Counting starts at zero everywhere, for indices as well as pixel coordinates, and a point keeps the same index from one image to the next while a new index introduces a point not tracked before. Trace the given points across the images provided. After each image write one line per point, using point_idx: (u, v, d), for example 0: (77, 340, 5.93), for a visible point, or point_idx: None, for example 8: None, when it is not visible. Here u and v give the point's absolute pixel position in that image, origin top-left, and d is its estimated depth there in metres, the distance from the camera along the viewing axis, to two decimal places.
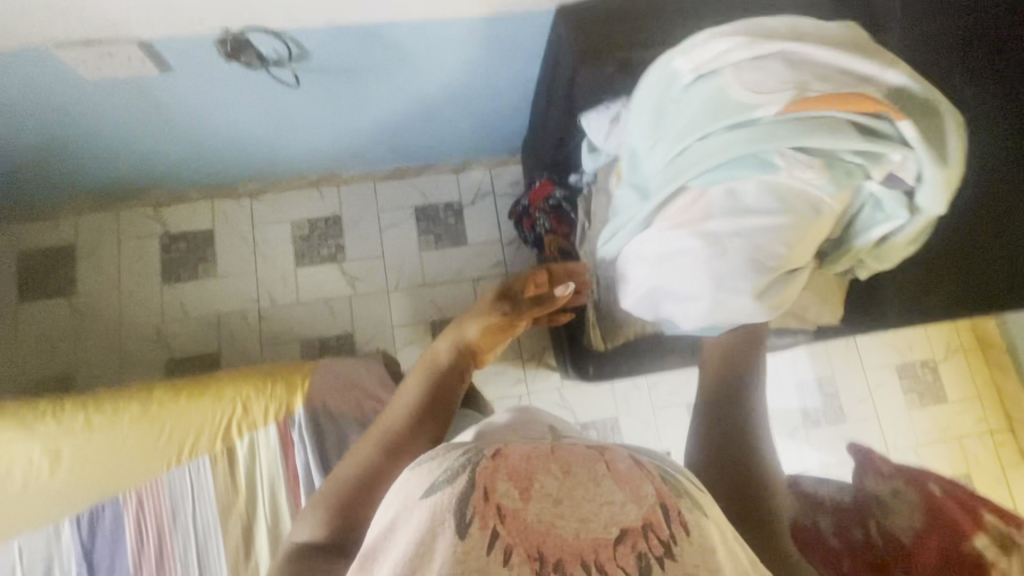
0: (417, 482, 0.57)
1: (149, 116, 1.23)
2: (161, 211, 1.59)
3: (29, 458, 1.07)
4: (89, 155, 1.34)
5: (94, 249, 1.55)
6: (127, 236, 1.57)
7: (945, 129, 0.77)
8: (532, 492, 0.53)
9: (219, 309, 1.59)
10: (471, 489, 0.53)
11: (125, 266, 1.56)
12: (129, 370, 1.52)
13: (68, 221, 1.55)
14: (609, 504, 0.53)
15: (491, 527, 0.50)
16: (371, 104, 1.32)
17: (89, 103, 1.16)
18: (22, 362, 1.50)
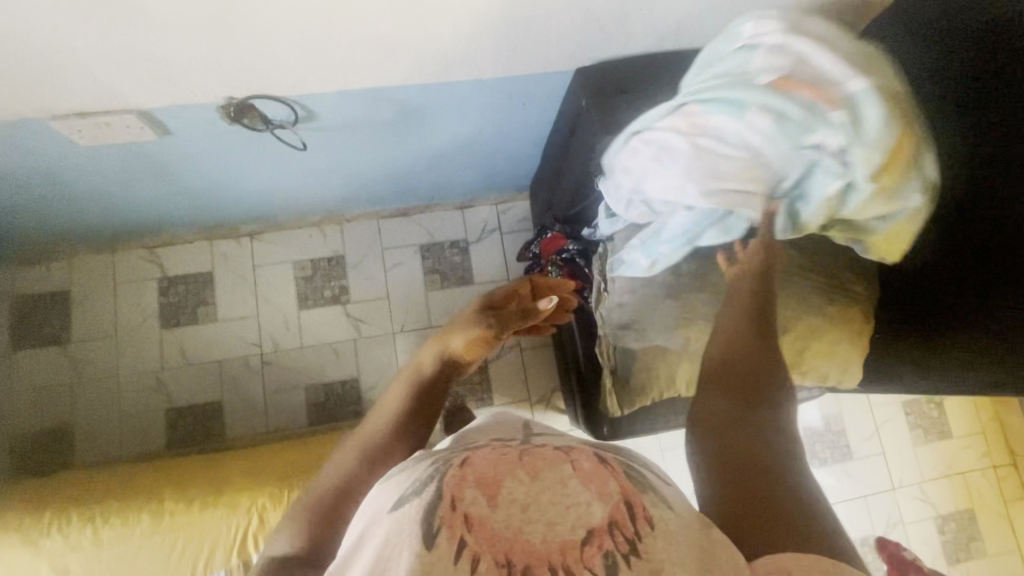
0: (388, 495, 0.55)
1: (148, 171, 1.17)
2: (158, 253, 1.54)
3: None
4: (85, 205, 1.29)
5: (90, 293, 1.51)
6: (126, 282, 1.52)
7: (889, 112, 0.73)
8: (498, 498, 0.50)
9: (220, 356, 1.53)
10: (438, 497, 0.50)
11: (124, 313, 1.52)
12: (128, 421, 1.47)
13: (65, 267, 1.50)
14: (576, 504, 0.50)
15: (458, 538, 0.47)
16: (375, 149, 1.25)
17: (86, 163, 1.10)
18: (18, 413, 1.45)
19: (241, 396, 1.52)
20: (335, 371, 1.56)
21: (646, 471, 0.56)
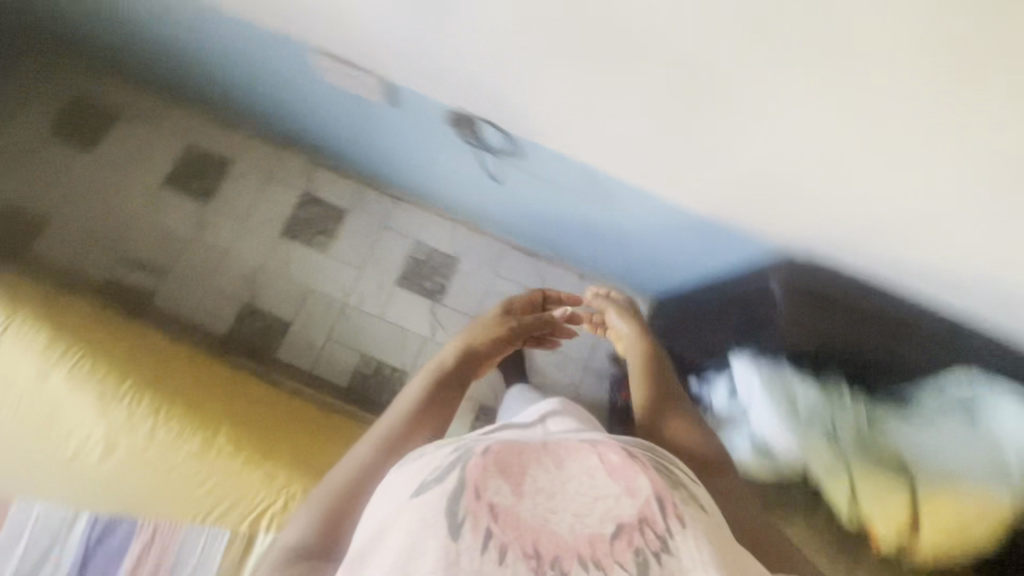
0: (408, 482, 0.61)
1: (354, 123, 1.24)
2: (314, 172, 1.64)
3: (89, 432, 0.93)
4: (289, 118, 1.41)
5: (245, 173, 1.63)
6: (277, 181, 1.63)
7: (864, 492, 1.00)
8: (524, 488, 0.57)
9: (310, 285, 1.59)
10: (462, 487, 0.57)
11: (261, 205, 1.62)
12: (208, 295, 1.55)
13: (241, 139, 1.65)
14: (605, 498, 0.58)
15: (483, 527, 0.54)
16: (545, 207, 1.27)
17: (308, 87, 1.18)
18: (132, 237, 1.57)
19: (309, 333, 1.56)
20: (394, 357, 1.56)
21: (676, 479, 0.64)
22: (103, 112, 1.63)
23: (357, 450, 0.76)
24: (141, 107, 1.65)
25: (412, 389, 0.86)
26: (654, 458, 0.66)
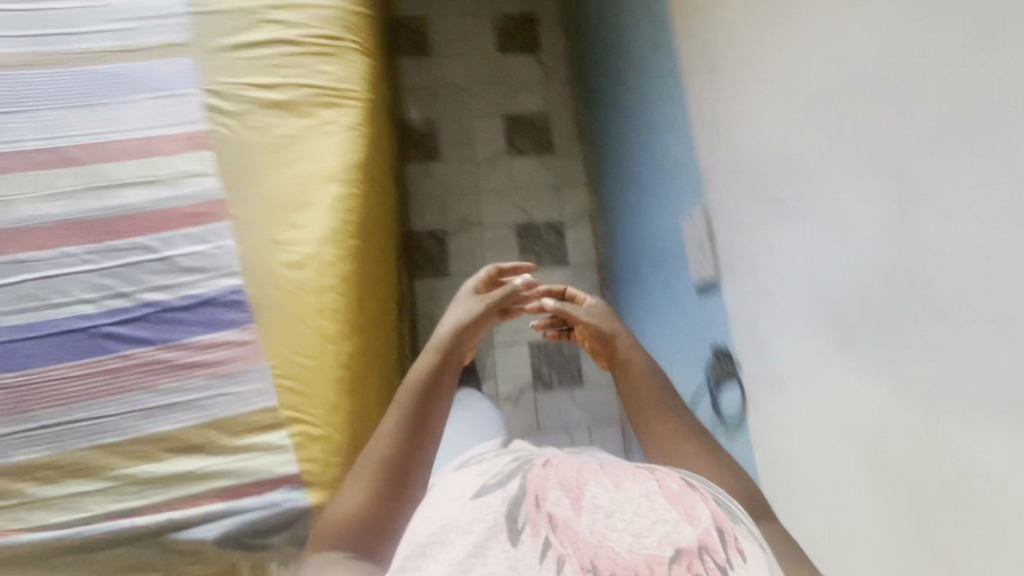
0: (466, 484, 0.49)
1: (651, 249, 1.25)
2: (582, 219, 1.72)
3: (290, 227, 0.84)
4: (615, 182, 1.47)
5: (548, 168, 1.75)
6: (557, 195, 1.73)
7: None
8: (581, 501, 0.46)
9: (486, 272, 1.66)
10: (519, 494, 0.45)
11: (532, 195, 1.72)
12: (435, 200, 1.69)
13: (572, 148, 1.78)
14: (662, 522, 0.44)
15: (540, 536, 0.43)
16: None
17: (658, 195, 1.20)
18: (447, 119, 1.75)
19: (450, 299, 1.62)
20: None
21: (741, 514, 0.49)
22: (525, 43, 1.84)
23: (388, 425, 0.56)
24: (548, 66, 1.83)
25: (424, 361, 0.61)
26: (710, 489, 0.52)
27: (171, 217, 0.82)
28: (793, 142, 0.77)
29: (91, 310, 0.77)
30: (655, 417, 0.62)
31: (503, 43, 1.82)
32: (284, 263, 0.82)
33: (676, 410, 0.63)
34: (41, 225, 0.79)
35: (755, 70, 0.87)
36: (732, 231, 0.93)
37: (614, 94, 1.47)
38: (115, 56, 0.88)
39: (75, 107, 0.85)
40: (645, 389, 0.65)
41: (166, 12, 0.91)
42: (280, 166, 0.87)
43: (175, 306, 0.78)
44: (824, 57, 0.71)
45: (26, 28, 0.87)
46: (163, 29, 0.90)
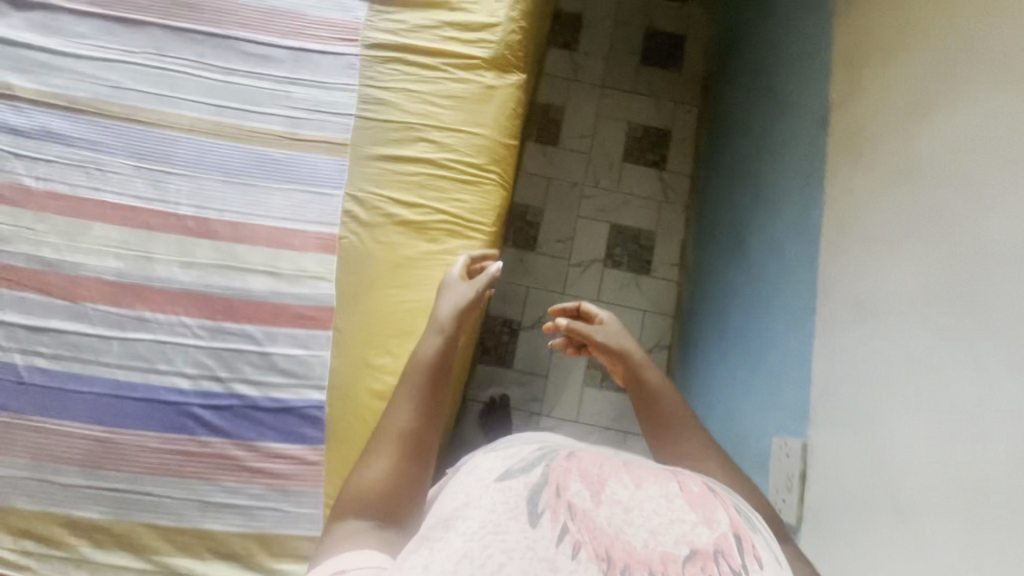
0: (489, 466, 0.46)
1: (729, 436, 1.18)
2: (658, 352, 1.66)
3: (384, 356, 0.84)
4: (707, 341, 1.40)
5: (640, 290, 1.70)
6: (641, 320, 1.68)
7: None
8: (601, 496, 0.42)
9: (548, 376, 1.63)
10: (545, 480, 0.42)
11: (616, 312, 1.68)
12: (520, 290, 1.68)
13: (670, 275, 1.72)
14: (683, 522, 0.41)
15: (559, 521, 0.40)
16: None
17: (753, 387, 1.13)
18: (555, 212, 1.74)
19: (505, 392, 1.61)
20: None
21: (756, 522, 0.46)
22: (651, 155, 1.80)
23: (406, 400, 0.60)
24: (668, 183, 1.79)
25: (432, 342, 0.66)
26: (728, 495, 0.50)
27: (281, 314, 0.85)
28: (933, 470, 0.69)
29: (186, 386, 0.80)
30: (665, 435, 0.68)
31: (629, 150, 1.80)
32: (373, 390, 0.83)
33: (680, 425, 0.68)
34: (169, 291, 0.84)
35: (892, 352, 0.80)
36: (832, 507, 0.85)
37: (731, 254, 1.41)
38: (281, 141, 0.93)
39: (233, 183, 0.90)
40: (661, 402, 0.70)
41: (337, 110, 0.95)
42: (392, 289, 0.88)
43: (259, 404, 0.80)
44: (991, 419, 0.63)
45: (214, 97, 0.94)
46: (329, 125, 0.94)
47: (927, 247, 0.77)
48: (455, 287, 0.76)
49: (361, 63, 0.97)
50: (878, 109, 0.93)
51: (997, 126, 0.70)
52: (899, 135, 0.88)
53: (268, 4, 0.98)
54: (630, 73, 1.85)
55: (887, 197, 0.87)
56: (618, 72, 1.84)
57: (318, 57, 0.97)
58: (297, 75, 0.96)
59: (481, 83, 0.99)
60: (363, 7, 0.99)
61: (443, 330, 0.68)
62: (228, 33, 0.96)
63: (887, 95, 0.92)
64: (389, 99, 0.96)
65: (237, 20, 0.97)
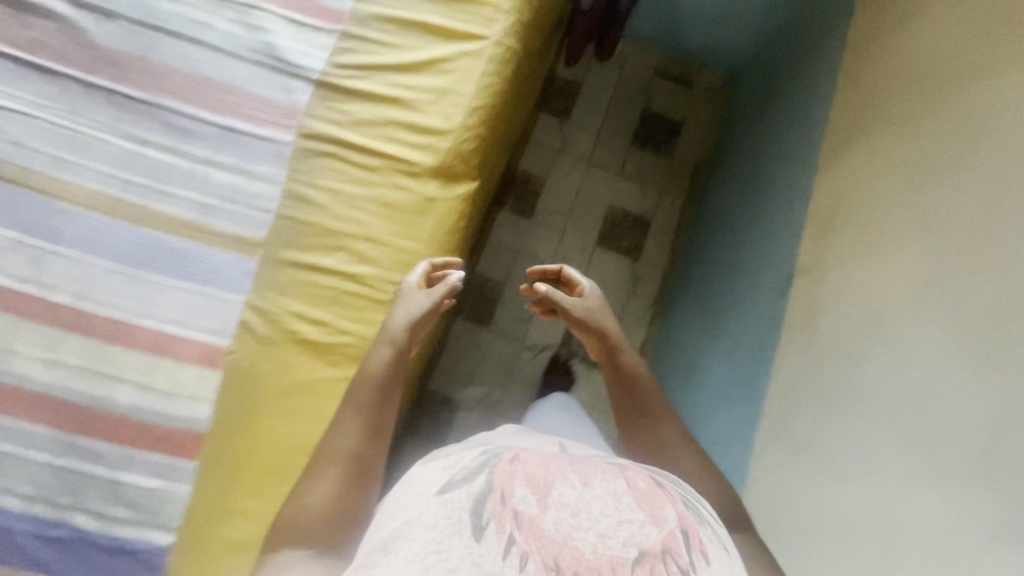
0: (433, 480, 0.55)
1: None
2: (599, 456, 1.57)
3: (249, 501, 0.77)
4: None
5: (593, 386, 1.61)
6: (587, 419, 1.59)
7: None
8: (547, 500, 0.52)
9: None
10: (488, 488, 0.53)
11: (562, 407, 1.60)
12: (466, 368, 1.60)
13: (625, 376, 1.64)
14: (629, 522, 0.52)
15: (507, 530, 0.50)
16: None
17: None
18: (516, 289, 1.66)
19: None
20: None
21: (706, 516, 0.57)
22: (627, 242, 1.72)
23: (351, 425, 0.71)
24: (639, 275, 1.70)
25: (380, 360, 0.76)
26: (680, 488, 0.60)
27: (141, 435, 0.75)
28: None
29: (15, 506, 0.71)
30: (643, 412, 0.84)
31: (604, 234, 1.71)
32: (229, 539, 0.76)
33: (656, 410, 0.84)
34: (21, 390, 0.75)
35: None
36: None
37: (688, 381, 1.37)
38: (186, 230, 0.84)
39: (123, 271, 0.81)
40: (639, 379, 0.87)
41: (255, 202, 0.86)
42: (274, 422, 0.80)
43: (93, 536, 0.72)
44: None
45: (123, 169, 0.85)
46: (244, 218, 0.85)
47: (857, 493, 0.76)
48: (409, 295, 0.81)
49: (292, 154, 0.88)
50: (835, 308, 0.93)
51: (940, 388, 0.68)
52: (852, 355, 0.85)
53: (202, 72, 0.89)
54: (618, 152, 1.76)
55: (833, 421, 0.84)
56: (606, 150, 1.76)
57: (246, 139, 0.88)
58: (220, 155, 0.87)
59: (420, 193, 0.90)
60: (307, 90, 0.91)
61: (393, 344, 0.77)
62: (151, 98, 0.87)
63: (846, 295, 0.91)
64: (315, 198, 0.88)
65: (165, 84, 0.88)
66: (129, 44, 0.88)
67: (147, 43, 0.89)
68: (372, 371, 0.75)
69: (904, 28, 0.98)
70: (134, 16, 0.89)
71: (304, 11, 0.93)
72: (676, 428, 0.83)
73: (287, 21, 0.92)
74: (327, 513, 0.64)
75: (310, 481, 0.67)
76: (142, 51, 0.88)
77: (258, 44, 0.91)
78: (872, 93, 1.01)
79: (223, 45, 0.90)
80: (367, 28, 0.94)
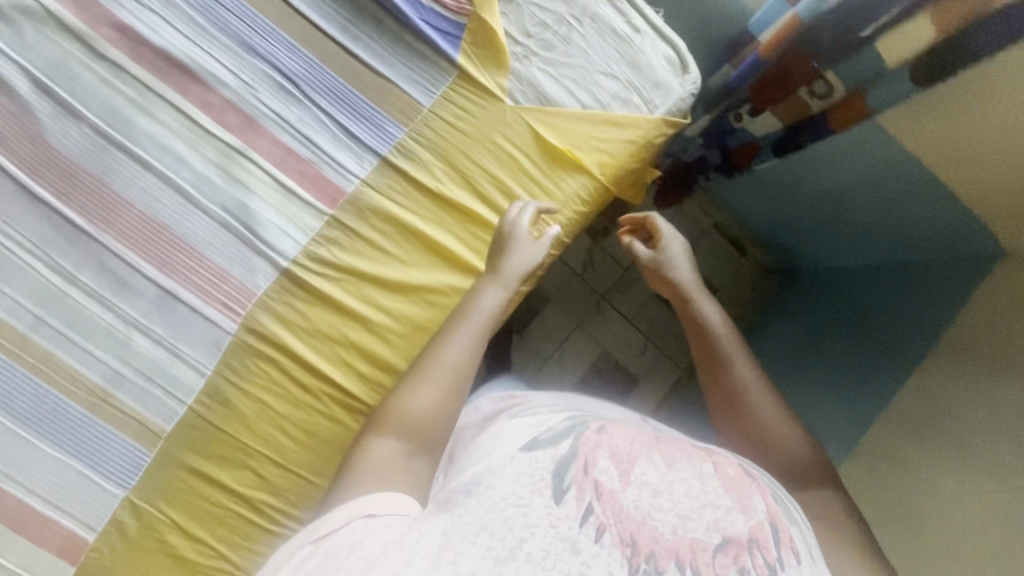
0: (518, 434, 0.60)
1: None
2: None
3: None
4: None
5: None
6: None
7: None
8: (630, 476, 0.56)
9: None
10: (573, 454, 0.56)
11: None
12: None
13: None
14: (714, 507, 0.56)
15: (587, 497, 0.52)
16: None
17: None
18: None
19: None
20: None
21: (794, 514, 0.62)
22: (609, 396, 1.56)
23: (459, 342, 0.69)
24: None
25: (492, 300, 0.72)
26: (770, 484, 0.65)
27: None
28: None
29: None
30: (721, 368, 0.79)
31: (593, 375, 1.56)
32: None
33: (735, 362, 0.79)
34: None
35: None
36: None
37: None
38: (85, 398, 0.75)
39: (4, 425, 0.73)
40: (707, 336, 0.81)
41: (172, 388, 0.77)
42: None
43: None
44: None
45: (38, 303, 0.74)
46: (153, 402, 0.76)
47: None
48: (522, 231, 0.75)
49: (229, 345, 0.78)
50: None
51: None
52: None
53: (159, 215, 0.76)
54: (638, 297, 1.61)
55: None
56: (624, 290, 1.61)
57: (185, 311, 0.77)
58: (151, 322, 0.76)
59: (352, 431, 0.80)
60: (271, 275, 0.78)
61: (506, 287, 0.73)
62: (91, 230, 0.75)
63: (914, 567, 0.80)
64: (236, 403, 0.78)
65: (114, 217, 0.75)
66: (83, 155, 0.74)
67: (105, 162, 0.74)
68: (487, 307, 0.72)
69: (951, 401, 0.84)
70: (101, 124, 0.74)
71: (299, 177, 0.78)
72: (774, 399, 0.76)
73: (275, 184, 0.78)
74: (432, 416, 0.63)
75: (415, 381, 0.65)
76: (96, 170, 0.74)
77: (233, 202, 0.77)
78: (879, 481, 0.91)
79: (194, 190, 0.76)
80: (361, 223, 0.79)
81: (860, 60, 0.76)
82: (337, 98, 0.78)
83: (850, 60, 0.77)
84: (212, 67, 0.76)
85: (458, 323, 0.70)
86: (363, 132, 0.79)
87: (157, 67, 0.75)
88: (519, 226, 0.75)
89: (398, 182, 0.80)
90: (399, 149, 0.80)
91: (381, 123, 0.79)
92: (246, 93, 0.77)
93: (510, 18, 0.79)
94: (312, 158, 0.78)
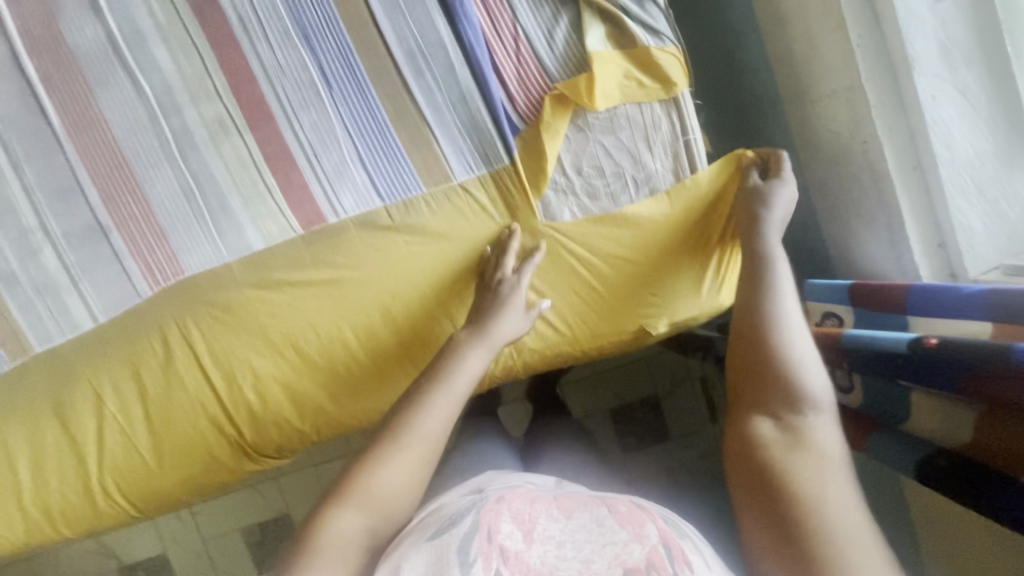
0: (426, 525, 0.50)
1: None
2: None
3: None
4: None
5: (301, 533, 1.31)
6: None
7: None
8: (533, 534, 0.47)
9: (205, 533, 1.30)
10: (473, 530, 0.47)
11: (280, 532, 1.31)
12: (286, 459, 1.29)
13: None
14: (613, 544, 0.47)
15: (492, 563, 0.44)
16: None
17: None
18: None
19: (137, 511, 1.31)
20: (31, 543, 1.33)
21: (689, 532, 0.51)
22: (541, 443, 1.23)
23: (439, 407, 0.56)
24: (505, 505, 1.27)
25: (476, 366, 0.60)
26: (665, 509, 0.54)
27: None
28: None
29: None
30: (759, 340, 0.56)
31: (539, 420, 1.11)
32: None
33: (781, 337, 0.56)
34: None
35: None
36: None
37: None
38: None
39: None
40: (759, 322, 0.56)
41: (59, 316, 0.73)
42: None
43: None
44: None
45: None
46: (35, 319, 0.73)
47: None
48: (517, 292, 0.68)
49: (132, 308, 0.73)
50: None
51: None
52: None
53: (126, 148, 0.70)
54: (618, 388, 1.34)
55: None
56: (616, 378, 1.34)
57: (105, 250, 0.71)
58: (69, 246, 0.71)
59: (204, 437, 0.78)
60: (206, 263, 0.72)
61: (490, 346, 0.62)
62: (58, 129, 0.69)
63: None
64: (115, 359, 0.75)
65: (85, 127, 0.69)
66: (86, 55, 0.68)
67: (104, 74, 0.68)
68: (469, 374, 0.59)
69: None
70: (118, 34, 0.68)
71: (282, 180, 0.71)
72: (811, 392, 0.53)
73: (256, 176, 0.71)
74: (402, 495, 0.52)
75: (378, 456, 0.53)
76: (92, 76, 0.68)
77: (204, 173, 0.71)
78: None
79: (173, 143, 0.70)
80: (318, 259, 0.72)
81: (888, 400, 0.65)
82: (362, 127, 0.70)
83: (884, 388, 0.65)
84: (255, 35, 0.68)
85: (438, 387, 0.57)
86: (369, 173, 0.71)
87: (201, 5, 0.68)
88: (518, 288, 0.68)
89: (375, 238, 0.72)
90: (402, 208, 0.72)
91: (393, 177, 0.71)
92: (275, 76, 0.69)
93: (571, 145, 0.70)
94: (307, 169, 0.71)
